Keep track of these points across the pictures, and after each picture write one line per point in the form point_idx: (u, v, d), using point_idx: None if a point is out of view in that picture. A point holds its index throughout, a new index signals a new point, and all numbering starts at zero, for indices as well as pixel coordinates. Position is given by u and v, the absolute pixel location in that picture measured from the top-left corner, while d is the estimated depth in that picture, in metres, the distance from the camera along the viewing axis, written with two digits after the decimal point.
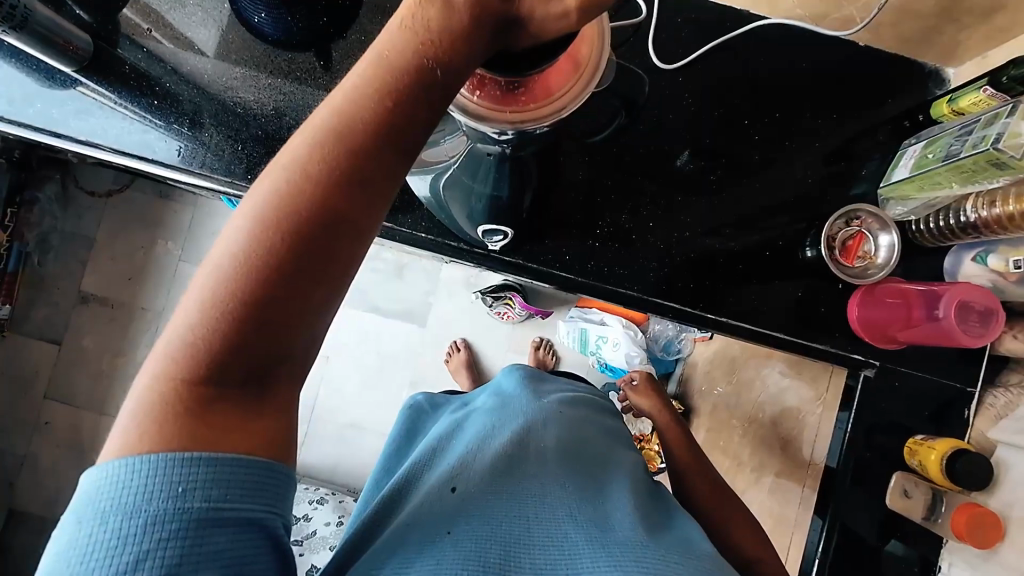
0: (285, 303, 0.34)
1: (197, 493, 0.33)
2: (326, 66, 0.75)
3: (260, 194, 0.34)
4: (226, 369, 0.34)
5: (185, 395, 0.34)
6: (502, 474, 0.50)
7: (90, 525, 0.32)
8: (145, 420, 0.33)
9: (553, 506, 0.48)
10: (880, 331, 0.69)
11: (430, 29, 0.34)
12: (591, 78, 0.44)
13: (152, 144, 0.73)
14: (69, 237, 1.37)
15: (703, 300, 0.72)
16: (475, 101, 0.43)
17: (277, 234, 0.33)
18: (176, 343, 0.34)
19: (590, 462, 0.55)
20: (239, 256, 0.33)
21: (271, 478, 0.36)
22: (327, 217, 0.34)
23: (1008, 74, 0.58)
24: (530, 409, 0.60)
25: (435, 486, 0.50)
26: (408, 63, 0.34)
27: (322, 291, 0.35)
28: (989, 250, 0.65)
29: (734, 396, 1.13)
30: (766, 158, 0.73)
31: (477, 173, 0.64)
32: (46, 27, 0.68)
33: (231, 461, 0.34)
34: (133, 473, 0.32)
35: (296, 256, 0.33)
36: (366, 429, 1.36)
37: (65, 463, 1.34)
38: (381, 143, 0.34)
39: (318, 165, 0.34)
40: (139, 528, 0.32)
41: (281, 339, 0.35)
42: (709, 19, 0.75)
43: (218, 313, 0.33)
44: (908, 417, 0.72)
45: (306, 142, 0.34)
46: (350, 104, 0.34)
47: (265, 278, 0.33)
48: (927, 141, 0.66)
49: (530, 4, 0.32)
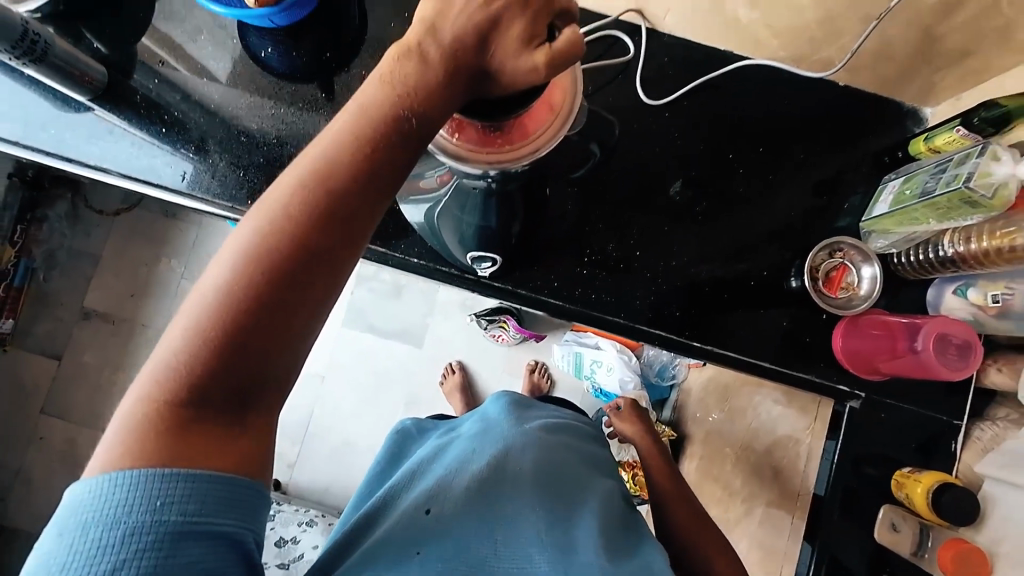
0: (266, 332, 0.35)
1: (175, 507, 0.34)
2: (329, 97, 0.78)
3: (248, 230, 0.36)
4: (206, 391, 0.35)
5: (166, 415, 0.35)
6: (477, 499, 0.51)
7: (71, 535, 0.33)
8: (128, 437, 0.35)
9: (522, 528, 0.49)
10: (863, 361, 0.70)
11: (410, 81, 0.37)
12: (565, 119, 0.47)
13: (158, 169, 0.76)
14: (77, 253, 1.40)
15: (690, 327, 0.73)
16: (454, 142, 0.45)
17: (261, 267, 0.35)
18: (161, 366, 0.35)
19: (567, 487, 0.55)
20: (224, 284, 0.35)
21: (247, 495, 0.37)
22: (309, 248, 0.36)
23: (979, 116, 0.61)
24: (512, 433, 0.60)
25: (411, 506, 0.52)
26: (389, 110, 0.37)
27: (303, 320, 0.36)
28: (970, 284, 0.66)
29: (728, 423, 1.14)
30: (750, 191, 0.76)
31: (465, 205, 0.66)
32: (64, 60, 0.71)
33: (210, 477, 0.35)
34: (116, 487, 0.33)
35: (277, 286, 0.35)
36: (358, 450, 1.36)
37: (58, 478, 1.34)
38: (362, 181, 0.37)
39: (301, 201, 0.36)
40: (118, 538, 0.33)
41: (261, 365, 0.36)
42: (695, 56, 0.78)
43: (201, 339, 0.35)
44: (895, 449, 0.72)
45: (292, 180, 0.36)
46: (334, 147, 0.36)
47: (246, 305, 0.35)
48: (905, 177, 0.68)
49: (501, 61, 0.36)
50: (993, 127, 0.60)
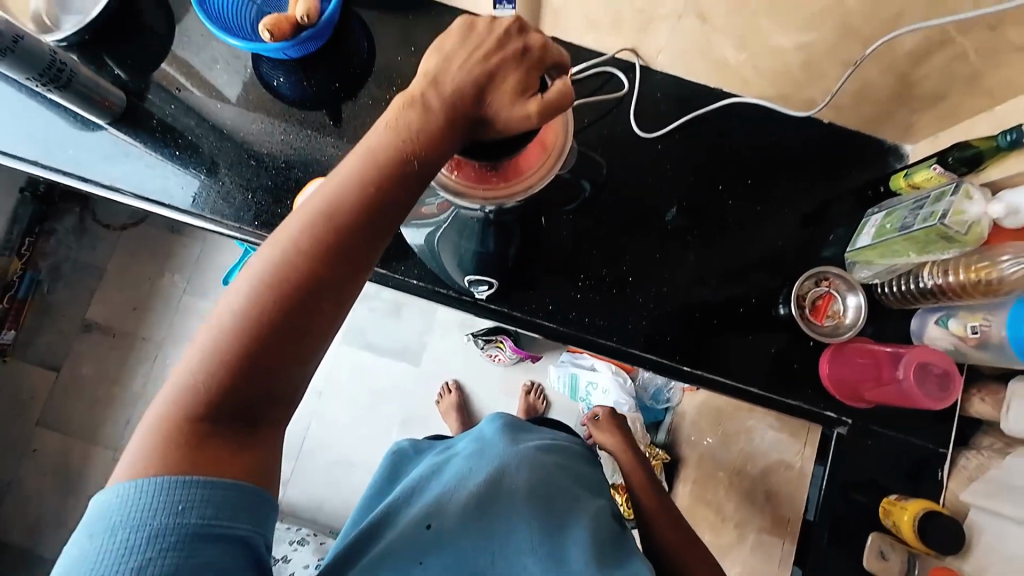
0: (276, 356, 0.38)
1: (196, 510, 0.35)
2: (336, 124, 0.81)
3: (262, 259, 0.38)
4: (221, 409, 0.38)
5: (184, 430, 0.37)
6: (475, 516, 0.54)
7: (98, 537, 0.34)
8: (148, 450, 0.37)
9: (518, 541, 0.52)
10: (851, 389, 0.71)
11: (414, 128, 0.40)
12: (556, 160, 0.50)
13: (170, 190, 0.79)
14: (81, 266, 1.42)
15: (681, 352, 0.75)
16: (453, 179, 0.48)
17: (273, 295, 0.37)
18: (179, 385, 0.38)
19: (561, 500, 0.57)
20: (241, 309, 0.37)
21: (259, 501, 0.38)
22: (321, 276, 0.38)
23: (954, 155, 0.64)
24: (508, 451, 0.62)
25: (413, 520, 0.54)
26: (394, 154, 0.39)
27: (310, 346, 0.39)
28: (950, 314, 0.68)
29: (721, 448, 1.14)
30: (739, 221, 0.78)
31: (463, 232, 0.74)
32: (87, 87, 0.75)
33: (225, 485, 0.37)
34: (142, 492, 0.35)
35: (291, 312, 0.38)
36: (352, 468, 1.35)
37: (49, 491, 1.34)
38: (372, 217, 0.39)
39: (312, 234, 0.38)
40: (143, 540, 0.34)
41: (270, 387, 0.38)
42: (686, 92, 0.82)
43: (217, 361, 0.37)
44: (882, 476, 0.73)
45: (305, 214, 0.39)
46: (343, 185, 0.39)
47: (261, 330, 0.37)
48: (886, 211, 0.71)
49: (497, 108, 0.40)
50: (966, 166, 0.64)
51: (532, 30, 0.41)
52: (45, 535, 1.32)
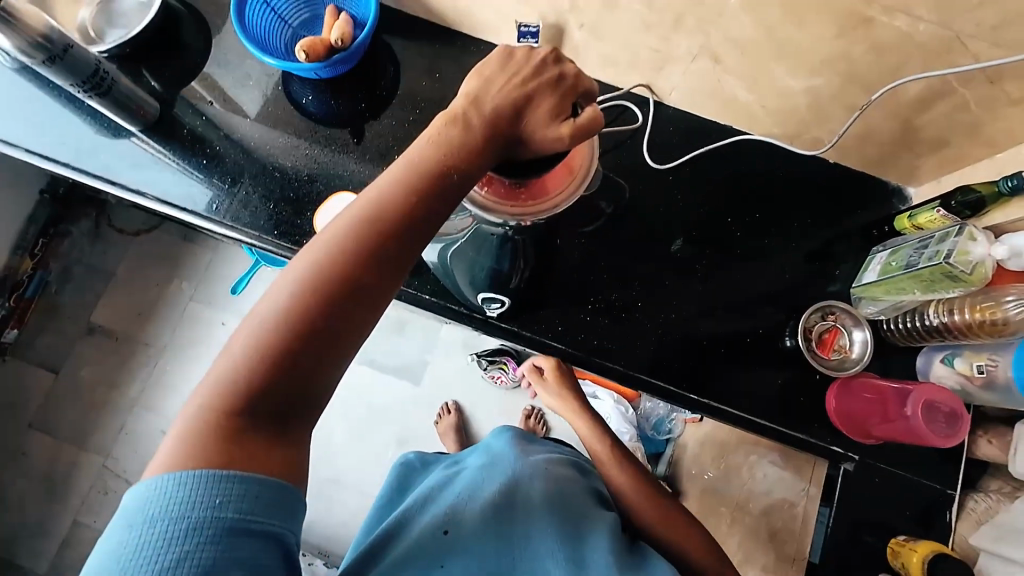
0: (315, 354, 0.40)
1: (232, 505, 0.37)
2: (359, 142, 0.84)
3: (305, 262, 0.41)
4: (257, 405, 0.40)
5: (224, 425, 0.39)
6: (493, 523, 0.55)
7: (140, 528, 0.36)
8: (188, 444, 0.38)
9: (536, 545, 0.54)
10: (857, 424, 0.72)
11: (454, 146, 0.43)
12: (582, 180, 0.53)
13: (194, 197, 0.81)
14: (90, 269, 1.43)
15: (687, 380, 0.75)
16: (483, 195, 0.50)
17: (313, 296, 0.40)
18: (220, 381, 0.40)
19: (575, 512, 0.58)
20: (283, 309, 0.40)
21: (291, 497, 0.40)
22: (359, 281, 0.41)
23: (957, 199, 0.66)
24: (520, 463, 0.62)
25: (428, 527, 0.55)
26: (433, 169, 0.43)
27: (344, 345, 0.41)
28: (956, 353, 0.69)
29: (723, 482, 1.13)
30: (747, 253, 0.80)
31: (481, 247, 0.72)
32: (124, 95, 0.78)
33: (260, 481, 0.38)
34: (181, 485, 0.37)
35: (330, 312, 0.41)
36: (346, 487, 1.32)
37: (35, 496, 1.31)
38: (409, 229, 0.42)
39: (353, 242, 0.41)
40: (182, 531, 0.36)
41: (304, 382, 0.41)
42: (698, 128, 0.85)
43: (257, 356, 0.40)
44: (890, 516, 0.72)
45: (346, 224, 0.42)
46: (384, 196, 0.42)
47: (301, 328, 0.40)
48: (891, 250, 0.73)
49: (533, 128, 0.43)
50: (970, 210, 0.66)
51: (567, 61, 0.45)
52: (28, 542, 1.29)
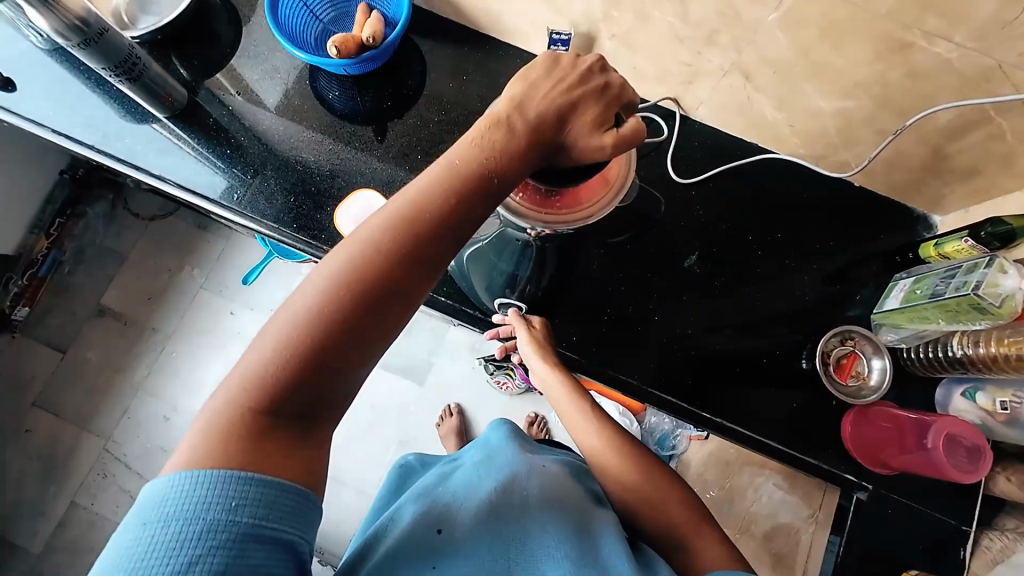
0: (344, 354, 0.40)
1: (247, 509, 0.36)
2: (382, 139, 0.84)
3: (336, 260, 0.41)
4: (281, 404, 0.39)
5: (246, 423, 0.39)
6: (494, 524, 0.53)
7: (152, 527, 0.35)
8: (208, 442, 0.38)
9: (536, 547, 0.51)
10: (872, 454, 0.71)
11: (496, 149, 0.43)
12: (617, 192, 0.55)
13: (216, 186, 0.81)
14: (103, 252, 1.44)
15: (700, 398, 0.74)
16: (517, 201, 0.52)
17: (346, 295, 0.40)
18: (245, 378, 0.39)
19: (580, 510, 0.55)
20: (313, 308, 0.40)
21: (308, 505, 0.39)
22: (392, 283, 0.41)
23: (987, 230, 0.64)
24: (518, 460, 0.61)
25: (419, 524, 0.52)
26: (474, 172, 0.43)
27: (372, 346, 0.41)
28: (978, 387, 0.67)
29: (727, 503, 1.11)
30: (768, 272, 0.79)
31: (503, 252, 0.75)
32: (154, 81, 0.78)
33: (278, 486, 0.38)
34: (198, 486, 0.36)
35: (365, 312, 0.40)
36: (344, 485, 1.32)
37: (33, 475, 1.31)
38: (447, 231, 0.42)
39: (388, 242, 0.41)
40: (196, 534, 0.35)
41: (330, 382, 0.40)
42: (723, 144, 0.84)
43: (286, 354, 0.39)
44: (903, 549, 0.70)
45: (382, 224, 0.41)
46: (422, 197, 0.42)
47: (331, 327, 0.40)
48: (916, 277, 0.72)
49: (576, 136, 0.44)
50: (1000, 242, 0.64)
51: (612, 70, 0.45)
52: (22, 522, 1.28)
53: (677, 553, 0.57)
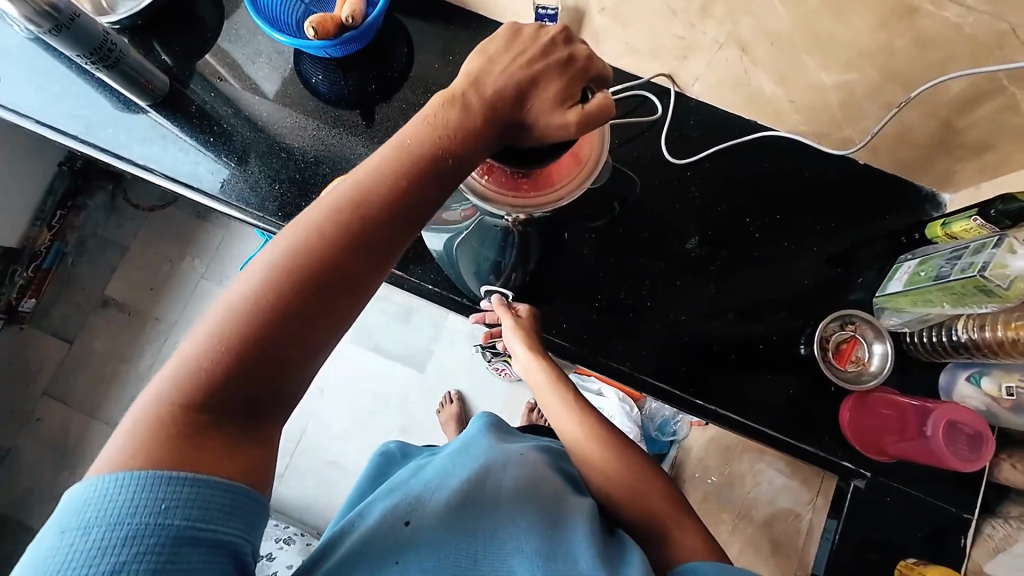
0: (289, 346, 0.39)
1: (178, 511, 0.36)
2: (369, 124, 0.82)
3: (279, 247, 0.40)
4: (227, 397, 0.39)
5: (182, 418, 0.38)
6: (458, 516, 0.52)
7: (73, 534, 0.35)
8: (143, 440, 0.37)
9: (501, 540, 0.50)
10: (871, 440, 0.68)
11: (453, 129, 0.41)
12: (589, 173, 0.53)
13: (200, 175, 0.80)
14: (106, 243, 1.45)
15: (693, 385, 0.73)
16: (483, 183, 0.51)
17: (289, 284, 0.39)
18: (185, 370, 0.39)
19: (548, 501, 0.54)
20: (250, 297, 0.39)
21: (247, 503, 0.39)
22: (339, 272, 0.40)
23: (997, 207, 0.58)
24: (492, 450, 0.60)
25: (389, 517, 0.53)
26: (427, 152, 0.41)
27: (320, 336, 0.40)
28: (983, 372, 0.65)
29: (726, 488, 1.10)
30: (765, 255, 0.77)
31: (485, 240, 0.73)
32: (133, 68, 0.76)
33: (213, 485, 0.38)
34: (122, 489, 0.36)
35: (306, 301, 0.39)
36: (346, 472, 1.33)
37: (46, 463, 1.35)
38: (397, 217, 0.41)
39: (330, 229, 0.39)
40: (120, 539, 0.35)
41: (276, 375, 0.40)
42: (720, 122, 0.81)
43: (229, 346, 0.38)
44: (899, 536, 0.69)
45: (322, 212, 0.40)
46: (367, 180, 0.40)
47: (272, 318, 0.39)
48: (920, 259, 0.68)
49: (538, 113, 0.41)
50: (1010, 220, 0.58)
51: (578, 41, 0.43)
52: (38, 507, 1.32)
53: (664, 542, 0.56)
